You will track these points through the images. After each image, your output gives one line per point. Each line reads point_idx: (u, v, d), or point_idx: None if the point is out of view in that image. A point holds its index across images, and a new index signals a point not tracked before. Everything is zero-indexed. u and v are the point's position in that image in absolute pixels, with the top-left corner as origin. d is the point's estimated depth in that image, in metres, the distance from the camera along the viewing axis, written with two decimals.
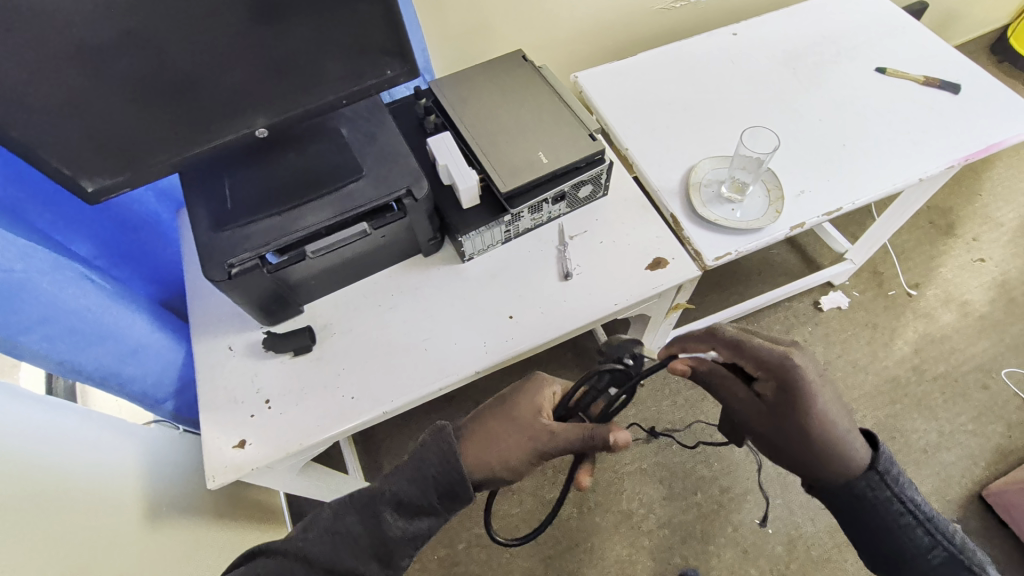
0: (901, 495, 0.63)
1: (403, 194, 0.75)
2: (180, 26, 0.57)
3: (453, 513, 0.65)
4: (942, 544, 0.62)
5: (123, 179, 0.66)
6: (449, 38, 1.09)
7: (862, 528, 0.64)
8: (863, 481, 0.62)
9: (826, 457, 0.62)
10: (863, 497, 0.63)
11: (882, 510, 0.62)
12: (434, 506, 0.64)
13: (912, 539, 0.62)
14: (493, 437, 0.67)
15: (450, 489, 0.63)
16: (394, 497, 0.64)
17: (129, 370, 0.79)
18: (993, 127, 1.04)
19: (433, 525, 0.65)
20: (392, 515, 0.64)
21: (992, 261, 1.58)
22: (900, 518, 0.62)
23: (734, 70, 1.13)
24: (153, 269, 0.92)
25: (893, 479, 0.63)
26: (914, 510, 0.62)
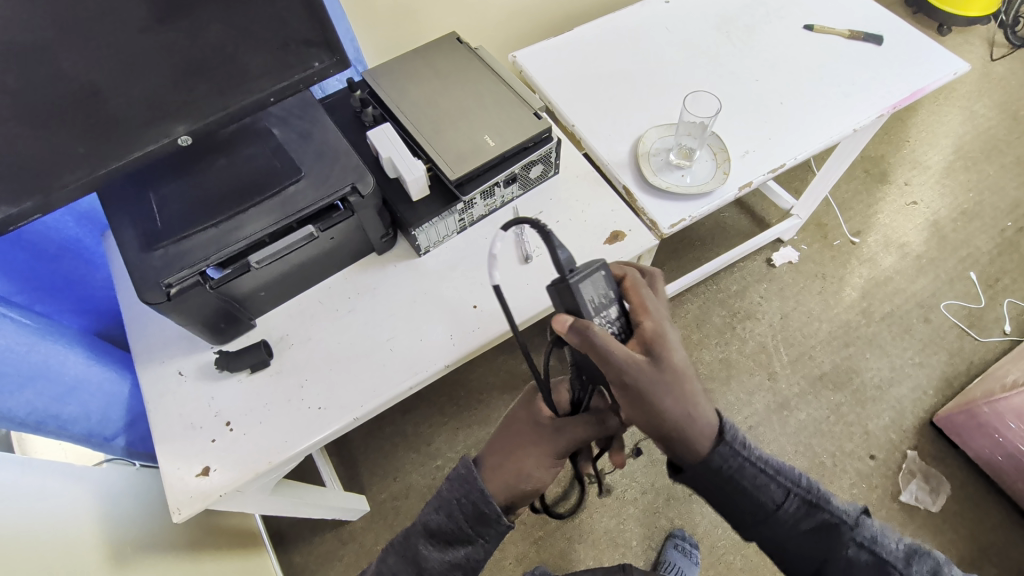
0: (748, 455, 0.57)
1: (348, 191, 0.72)
2: (70, 29, 0.52)
3: (494, 540, 0.60)
4: (795, 491, 0.58)
5: (31, 205, 0.59)
6: (379, 25, 1.05)
7: (721, 500, 0.58)
8: (716, 455, 0.56)
9: (694, 418, 0.56)
10: (722, 472, 0.57)
11: (734, 477, 0.57)
12: (467, 533, 0.59)
13: (770, 495, 0.57)
14: (505, 457, 0.61)
15: (478, 514, 0.58)
16: (426, 527, 0.61)
17: (69, 410, 0.73)
18: (917, 74, 1.09)
19: (474, 554, 0.60)
20: (427, 546, 0.60)
21: (923, 203, 1.68)
22: (755, 480, 0.57)
23: (670, 38, 1.14)
24: (82, 298, 0.86)
25: (738, 443, 0.57)
26: (764, 466, 0.58)
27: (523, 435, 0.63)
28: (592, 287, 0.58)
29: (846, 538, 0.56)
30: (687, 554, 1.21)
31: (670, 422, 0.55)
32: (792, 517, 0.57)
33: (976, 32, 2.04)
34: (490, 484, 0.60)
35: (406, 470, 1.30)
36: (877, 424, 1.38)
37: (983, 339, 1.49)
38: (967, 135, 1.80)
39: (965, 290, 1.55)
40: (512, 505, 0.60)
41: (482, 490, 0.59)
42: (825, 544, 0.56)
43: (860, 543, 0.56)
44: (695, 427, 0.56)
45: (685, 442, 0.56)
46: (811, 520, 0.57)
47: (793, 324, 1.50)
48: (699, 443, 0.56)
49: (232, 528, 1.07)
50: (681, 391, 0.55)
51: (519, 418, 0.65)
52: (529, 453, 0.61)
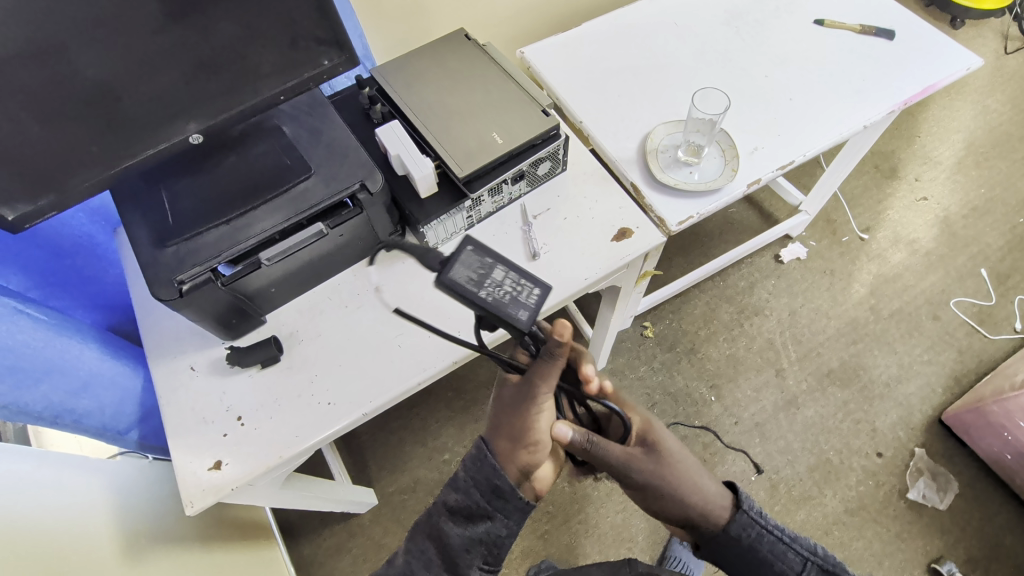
0: (768, 526, 0.64)
1: (357, 189, 0.72)
2: (84, 30, 0.53)
3: (515, 516, 0.60)
4: (811, 560, 0.63)
5: (46, 203, 0.60)
6: (387, 21, 1.05)
7: (743, 566, 0.64)
8: (735, 525, 0.63)
9: (702, 494, 0.63)
10: (743, 540, 0.63)
11: (755, 548, 0.63)
12: (486, 509, 0.59)
13: (789, 564, 0.63)
14: (497, 435, 0.61)
15: (493, 487, 0.59)
16: (446, 506, 0.62)
17: (84, 404, 0.74)
18: (928, 70, 1.07)
19: (494, 530, 0.60)
20: (450, 523, 0.61)
21: (934, 199, 1.66)
22: (773, 549, 0.63)
23: (679, 33, 1.13)
24: (96, 295, 0.87)
25: (758, 513, 0.64)
26: (784, 535, 0.64)
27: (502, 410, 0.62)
28: (465, 267, 0.55)
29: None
30: (693, 550, 1.22)
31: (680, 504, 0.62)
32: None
33: (990, 25, 2.01)
34: (498, 458, 0.60)
35: (413, 464, 1.31)
36: (885, 421, 1.38)
37: (993, 336, 1.48)
38: (979, 130, 1.78)
39: (975, 287, 1.54)
40: (527, 466, 0.61)
41: (493, 463, 0.59)
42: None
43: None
44: (704, 500, 0.63)
45: (699, 516, 0.63)
46: None
47: (801, 321, 1.50)
48: (715, 516, 0.63)
49: (242, 520, 1.08)
50: (682, 470, 0.63)
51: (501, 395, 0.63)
52: (513, 417, 0.60)
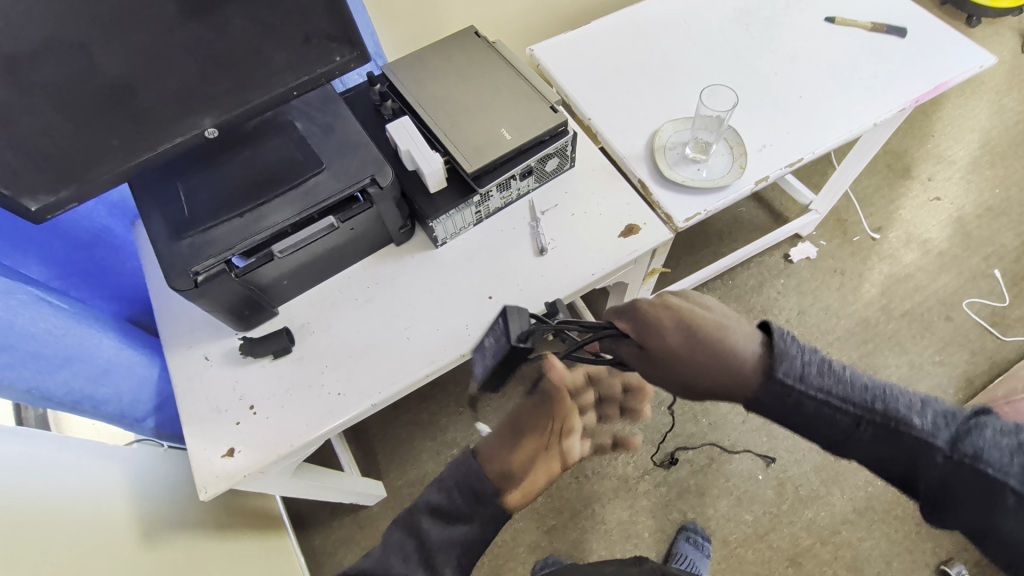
0: (812, 387, 0.51)
1: (368, 183, 0.74)
2: (105, 26, 0.55)
3: (494, 521, 0.59)
4: (868, 416, 0.50)
5: (67, 194, 0.62)
6: (398, 19, 1.06)
7: (790, 426, 0.53)
8: (769, 394, 0.51)
9: (723, 355, 0.54)
10: (778, 407, 0.52)
11: (792, 414, 0.52)
12: (466, 511, 0.59)
13: (839, 424, 0.51)
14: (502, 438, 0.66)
15: (473, 492, 0.59)
16: (427, 505, 0.59)
17: (103, 391, 0.77)
18: (941, 68, 1.07)
19: (474, 534, 0.58)
20: (428, 522, 0.58)
21: (948, 199, 1.64)
22: (818, 412, 0.51)
23: (688, 31, 1.13)
24: (114, 286, 0.89)
25: (797, 375, 0.51)
26: (833, 394, 0.50)
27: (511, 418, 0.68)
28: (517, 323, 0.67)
29: (934, 457, 0.49)
30: (699, 547, 1.23)
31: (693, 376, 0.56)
32: (869, 443, 0.50)
33: (1006, 23, 1.99)
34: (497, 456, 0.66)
35: (421, 458, 1.33)
36: None
37: (1007, 338, 1.46)
38: (994, 129, 1.76)
39: (989, 288, 1.52)
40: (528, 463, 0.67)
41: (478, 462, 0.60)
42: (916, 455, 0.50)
43: (958, 458, 0.48)
44: (725, 366, 0.53)
45: (725, 384, 0.53)
46: (894, 444, 0.50)
47: (810, 320, 1.49)
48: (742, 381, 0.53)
49: (255, 510, 1.10)
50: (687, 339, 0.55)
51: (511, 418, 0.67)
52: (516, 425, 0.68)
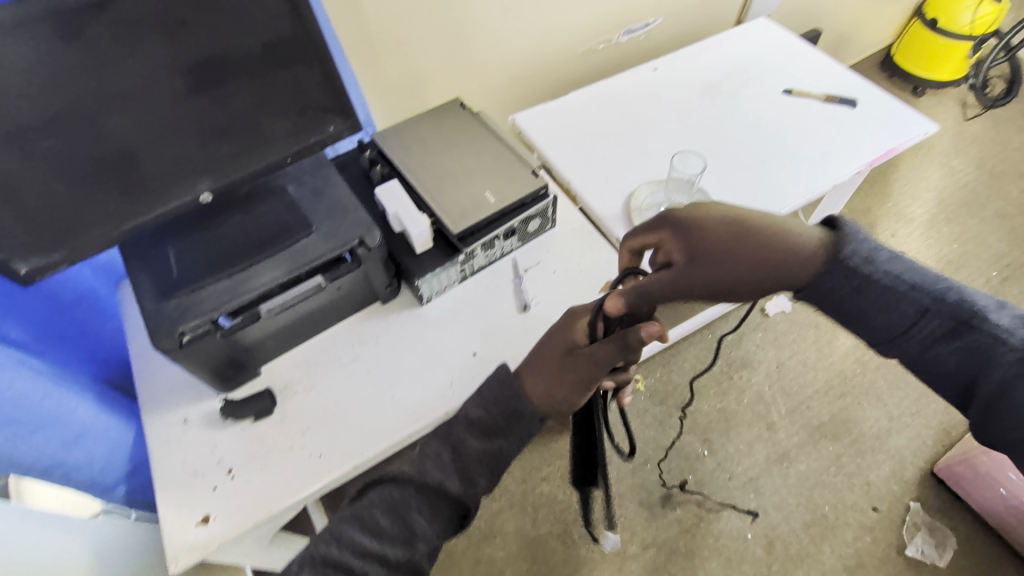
0: (874, 272, 0.57)
1: (356, 244, 0.76)
2: (111, 100, 0.58)
3: (523, 436, 0.68)
4: (933, 306, 0.56)
5: (58, 257, 0.62)
6: (389, 90, 1.12)
7: (849, 315, 0.60)
8: (825, 276, 0.59)
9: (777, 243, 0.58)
10: (835, 290, 0.59)
11: (847, 296, 0.59)
12: (502, 426, 0.67)
13: (903, 311, 0.57)
14: (532, 358, 0.70)
15: (515, 411, 0.67)
16: (467, 419, 0.68)
17: (74, 458, 0.77)
18: (890, 135, 1.16)
19: (506, 447, 0.68)
20: (468, 436, 0.67)
21: (910, 254, 1.73)
22: (882, 295, 0.57)
23: (659, 101, 1.22)
24: (92, 348, 0.87)
25: (863, 259, 0.58)
26: (899, 280, 0.57)
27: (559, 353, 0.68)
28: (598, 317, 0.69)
29: (1001, 355, 0.53)
30: None
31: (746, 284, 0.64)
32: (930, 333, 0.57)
33: (948, 94, 2.18)
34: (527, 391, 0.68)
35: None
36: (879, 475, 1.37)
37: None
38: (947, 189, 1.88)
39: None
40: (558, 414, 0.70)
41: (518, 386, 0.68)
42: (964, 360, 0.56)
43: None
44: (786, 259, 0.58)
45: (782, 280, 0.59)
46: (955, 334, 0.56)
47: (790, 373, 1.52)
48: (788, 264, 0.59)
49: None
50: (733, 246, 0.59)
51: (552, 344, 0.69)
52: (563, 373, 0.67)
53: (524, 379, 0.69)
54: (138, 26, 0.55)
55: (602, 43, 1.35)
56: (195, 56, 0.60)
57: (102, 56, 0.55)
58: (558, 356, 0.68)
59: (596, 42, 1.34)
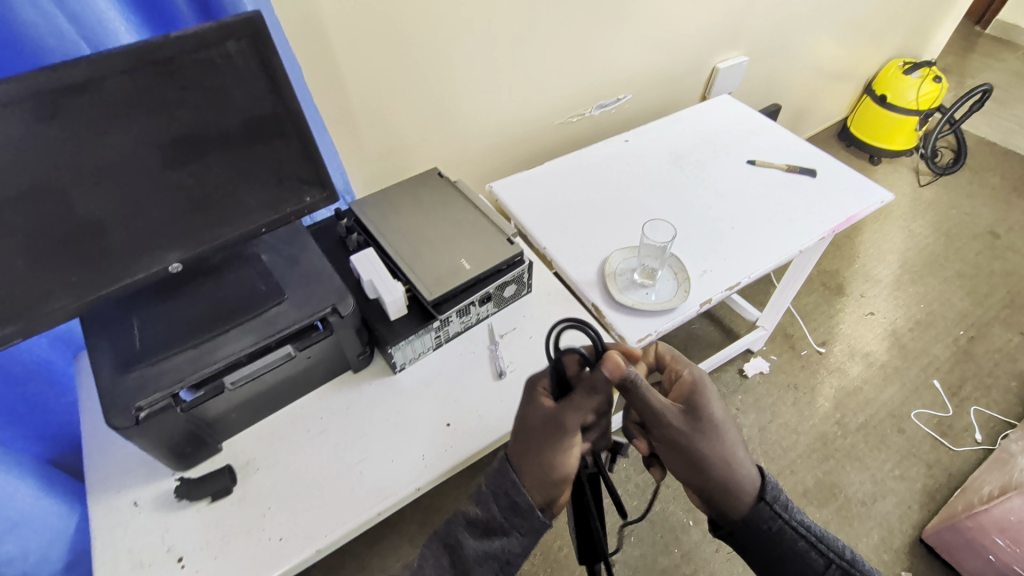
0: (792, 522, 0.61)
1: (329, 312, 0.75)
2: (85, 175, 0.58)
3: (532, 535, 0.59)
4: (835, 563, 0.61)
5: (12, 330, 0.60)
6: (369, 160, 1.16)
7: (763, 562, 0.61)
8: (759, 511, 0.60)
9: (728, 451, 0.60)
10: (764, 531, 0.60)
11: (776, 540, 0.60)
12: (502, 524, 0.59)
13: (813, 564, 0.61)
14: (517, 443, 0.61)
15: (513, 506, 0.59)
16: (465, 518, 0.61)
17: (8, 549, 0.73)
18: (849, 203, 1.22)
19: (510, 547, 0.59)
20: (465, 535, 0.60)
21: (880, 314, 1.78)
22: (796, 547, 0.60)
23: (630, 171, 1.28)
24: (41, 424, 0.84)
25: (782, 505, 0.61)
26: (808, 534, 0.61)
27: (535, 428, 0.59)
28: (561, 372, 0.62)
29: None
30: None
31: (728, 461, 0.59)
32: None
33: (902, 162, 2.33)
34: (523, 479, 0.59)
35: None
36: (868, 543, 1.34)
37: (958, 448, 1.50)
38: (909, 252, 1.97)
39: (932, 399, 1.60)
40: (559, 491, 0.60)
41: (513, 478, 0.59)
42: None
43: None
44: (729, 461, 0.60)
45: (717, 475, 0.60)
46: None
47: (772, 436, 1.50)
48: (715, 491, 0.60)
49: None
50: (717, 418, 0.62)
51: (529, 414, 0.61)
52: (547, 440, 0.58)
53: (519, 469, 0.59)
54: (120, 104, 0.57)
55: (575, 116, 1.43)
56: (175, 131, 0.61)
57: (78, 133, 0.56)
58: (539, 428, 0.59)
59: (569, 116, 1.42)
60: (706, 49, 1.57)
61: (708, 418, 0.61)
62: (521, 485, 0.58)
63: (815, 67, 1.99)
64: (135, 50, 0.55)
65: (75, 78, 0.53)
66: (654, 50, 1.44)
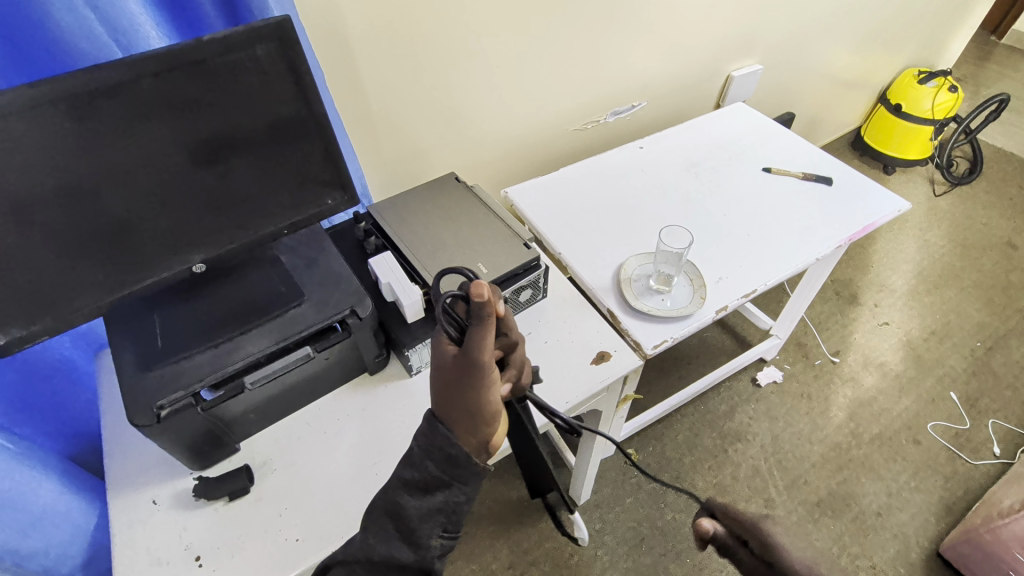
0: None
1: (347, 314, 0.75)
2: (115, 175, 0.59)
3: (473, 482, 0.57)
4: None
5: (40, 327, 0.61)
6: (386, 164, 1.16)
7: None
8: None
9: None
10: None
11: None
12: (440, 477, 0.56)
13: None
14: (435, 394, 0.57)
15: (446, 455, 0.56)
16: (402, 481, 0.58)
17: (30, 544, 0.74)
18: (866, 211, 1.21)
19: (452, 497, 0.56)
20: (406, 497, 0.57)
21: (895, 323, 1.76)
22: None
23: (645, 177, 1.28)
24: (64, 421, 0.85)
25: None
26: None
27: (449, 377, 0.55)
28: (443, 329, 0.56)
29: None
30: None
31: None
32: None
33: (917, 171, 2.31)
34: (454, 432, 0.57)
35: None
36: (883, 556, 1.32)
37: (976, 461, 1.48)
38: (925, 261, 1.94)
39: (948, 410, 1.57)
40: (491, 432, 0.58)
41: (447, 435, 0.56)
42: None
43: None
44: None
45: None
46: None
47: (786, 446, 1.49)
48: None
49: None
50: None
51: (439, 366, 0.55)
52: (461, 386, 0.55)
53: (447, 420, 0.57)
54: (150, 106, 0.58)
55: (590, 122, 1.43)
56: (203, 133, 0.62)
57: (111, 133, 0.57)
58: (450, 375, 0.55)
59: (584, 122, 1.42)
60: (721, 57, 1.57)
61: None
62: (453, 435, 0.56)
63: (830, 75, 1.99)
64: (166, 54, 0.56)
65: (108, 80, 0.54)
66: (669, 58, 1.44)
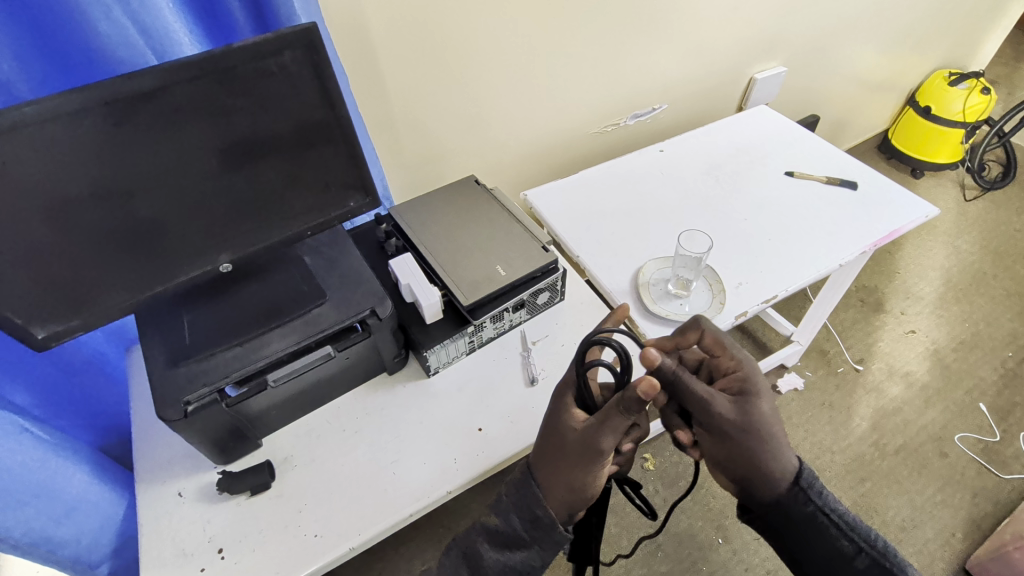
0: (823, 507, 0.61)
1: (368, 314, 0.76)
2: (148, 178, 0.61)
3: (551, 548, 0.61)
4: (867, 551, 0.61)
5: (76, 323, 0.64)
6: (408, 167, 1.18)
7: (796, 544, 0.62)
8: (791, 494, 0.61)
9: (768, 437, 0.61)
10: (794, 511, 0.61)
11: (803, 522, 0.61)
12: (524, 539, 0.61)
13: (843, 548, 0.61)
14: (541, 453, 0.63)
15: (535, 518, 0.60)
16: (485, 529, 0.63)
17: (62, 532, 0.77)
18: (893, 217, 1.18)
19: (530, 560, 0.61)
20: (486, 547, 0.63)
21: (921, 332, 1.72)
22: (825, 531, 0.61)
23: (665, 180, 1.27)
24: (96, 414, 0.88)
25: (817, 492, 0.61)
26: (842, 521, 0.61)
27: (560, 446, 0.60)
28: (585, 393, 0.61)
29: None
30: None
31: (773, 451, 0.61)
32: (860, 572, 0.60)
33: (947, 176, 2.24)
34: (545, 494, 0.61)
35: None
36: None
37: (1005, 476, 1.43)
38: (954, 269, 1.89)
39: (977, 423, 1.53)
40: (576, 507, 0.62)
41: (538, 494, 0.61)
42: None
43: None
44: (766, 450, 0.61)
45: (762, 471, 0.61)
46: None
47: (806, 455, 1.46)
48: (753, 477, 0.61)
49: None
50: (764, 410, 0.62)
51: (563, 431, 0.61)
52: (568, 457, 0.59)
53: (541, 482, 0.62)
54: (182, 112, 0.60)
55: (610, 126, 1.43)
56: (232, 137, 0.64)
57: (146, 137, 0.59)
58: (563, 444, 0.61)
59: (605, 125, 1.42)
60: (744, 60, 1.55)
61: (752, 409, 0.61)
62: (543, 496, 0.61)
63: (857, 77, 1.95)
64: (199, 61, 0.57)
65: (145, 87, 0.56)
66: (691, 61, 1.43)
